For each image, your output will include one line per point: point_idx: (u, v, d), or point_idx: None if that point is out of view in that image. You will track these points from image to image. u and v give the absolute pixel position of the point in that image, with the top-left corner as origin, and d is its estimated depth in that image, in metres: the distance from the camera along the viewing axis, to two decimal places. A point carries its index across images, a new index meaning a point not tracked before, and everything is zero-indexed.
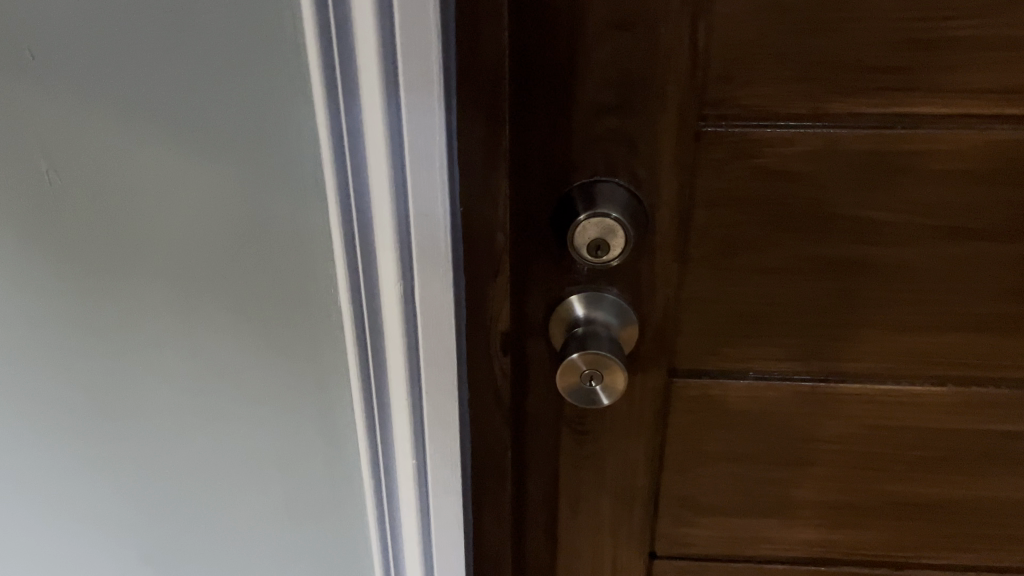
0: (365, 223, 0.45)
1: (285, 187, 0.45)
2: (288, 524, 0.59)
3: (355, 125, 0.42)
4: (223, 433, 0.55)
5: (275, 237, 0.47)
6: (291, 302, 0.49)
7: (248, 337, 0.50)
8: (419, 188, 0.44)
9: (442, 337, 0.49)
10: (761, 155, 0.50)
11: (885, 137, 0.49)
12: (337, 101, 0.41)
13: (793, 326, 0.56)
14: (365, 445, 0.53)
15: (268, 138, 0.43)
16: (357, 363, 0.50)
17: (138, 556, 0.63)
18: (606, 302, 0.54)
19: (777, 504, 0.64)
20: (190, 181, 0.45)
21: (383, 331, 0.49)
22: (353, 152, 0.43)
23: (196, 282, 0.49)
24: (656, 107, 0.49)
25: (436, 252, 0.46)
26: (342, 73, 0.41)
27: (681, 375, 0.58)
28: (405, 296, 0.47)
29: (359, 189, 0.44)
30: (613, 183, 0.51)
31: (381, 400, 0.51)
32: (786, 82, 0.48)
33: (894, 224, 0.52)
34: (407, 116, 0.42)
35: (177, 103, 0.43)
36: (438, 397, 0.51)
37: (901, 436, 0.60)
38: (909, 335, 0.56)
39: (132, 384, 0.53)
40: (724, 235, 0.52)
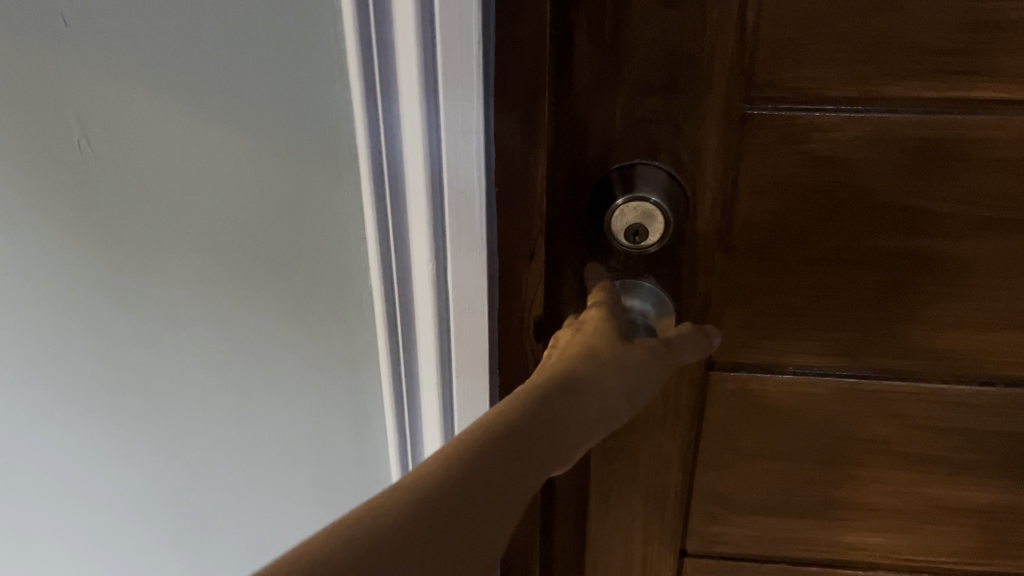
0: (398, 206, 0.44)
1: (320, 161, 0.44)
2: (318, 507, 0.59)
3: (391, 98, 0.41)
4: (254, 415, 0.55)
5: (306, 214, 0.46)
6: (323, 280, 0.48)
7: (280, 315, 0.50)
8: (454, 173, 0.42)
9: (474, 325, 0.48)
10: (811, 140, 0.48)
11: (944, 123, 0.47)
12: (372, 82, 0.41)
13: (838, 320, 0.53)
14: (393, 428, 0.53)
15: (303, 114, 0.43)
16: (387, 348, 0.49)
17: (169, 537, 0.63)
18: (643, 289, 0.52)
19: (817, 504, 0.62)
20: (223, 154, 0.45)
21: (414, 312, 0.48)
22: (387, 133, 0.42)
23: (227, 258, 0.48)
24: (702, 87, 0.47)
25: (470, 238, 0.45)
26: (377, 53, 0.40)
27: (718, 368, 0.57)
28: (437, 281, 0.46)
29: (393, 169, 0.43)
30: (653, 166, 0.49)
31: (410, 385, 0.51)
32: (839, 65, 0.45)
33: (947, 216, 0.49)
34: (443, 98, 0.41)
35: (212, 72, 0.42)
36: (468, 385, 0.50)
37: (946, 436, 0.58)
38: (961, 333, 0.53)
39: (164, 362, 0.53)
40: (769, 223, 0.51)
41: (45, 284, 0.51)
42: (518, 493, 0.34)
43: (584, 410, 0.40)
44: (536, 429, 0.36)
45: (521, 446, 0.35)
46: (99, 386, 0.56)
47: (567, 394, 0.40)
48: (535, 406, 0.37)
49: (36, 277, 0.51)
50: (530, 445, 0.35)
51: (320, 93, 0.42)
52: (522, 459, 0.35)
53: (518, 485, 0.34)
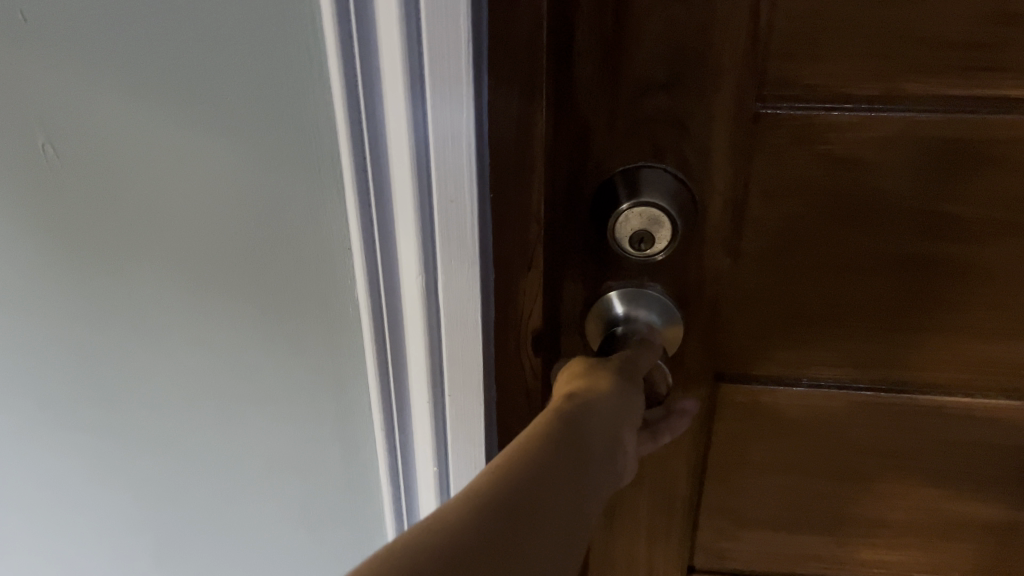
0: (384, 213, 0.41)
1: (300, 166, 0.41)
2: (307, 524, 0.56)
3: (374, 99, 0.38)
4: (238, 428, 0.52)
5: (288, 222, 0.43)
6: (308, 290, 0.46)
7: (262, 326, 0.48)
8: (443, 179, 0.40)
9: (467, 339, 0.45)
10: (827, 141, 0.45)
11: (971, 123, 0.44)
12: (354, 82, 0.38)
13: (854, 330, 0.51)
14: (383, 444, 0.50)
15: (283, 117, 0.40)
16: (375, 362, 0.47)
17: (153, 554, 0.61)
18: (649, 299, 0.50)
19: (830, 520, 0.59)
20: (197, 158, 0.42)
21: (403, 324, 0.45)
22: (371, 139, 0.39)
23: (206, 268, 0.46)
24: (711, 85, 0.44)
25: (461, 249, 0.42)
26: (359, 55, 0.37)
27: (728, 379, 0.54)
28: (427, 293, 0.43)
29: (377, 175, 0.40)
30: (659, 168, 0.46)
31: (400, 400, 0.48)
32: (857, 60, 0.43)
33: (971, 221, 0.46)
34: (431, 101, 0.38)
35: (183, 73, 0.39)
36: (462, 402, 0.47)
37: (965, 451, 0.55)
38: (987, 343, 0.51)
39: (144, 374, 0.51)
40: (782, 229, 0.48)
41: (20, 294, 0.49)
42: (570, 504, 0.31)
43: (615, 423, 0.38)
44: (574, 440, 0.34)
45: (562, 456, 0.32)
46: (78, 399, 0.53)
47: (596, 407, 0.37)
48: (562, 427, 0.34)
49: (7, 286, 0.49)
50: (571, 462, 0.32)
51: (303, 94, 0.39)
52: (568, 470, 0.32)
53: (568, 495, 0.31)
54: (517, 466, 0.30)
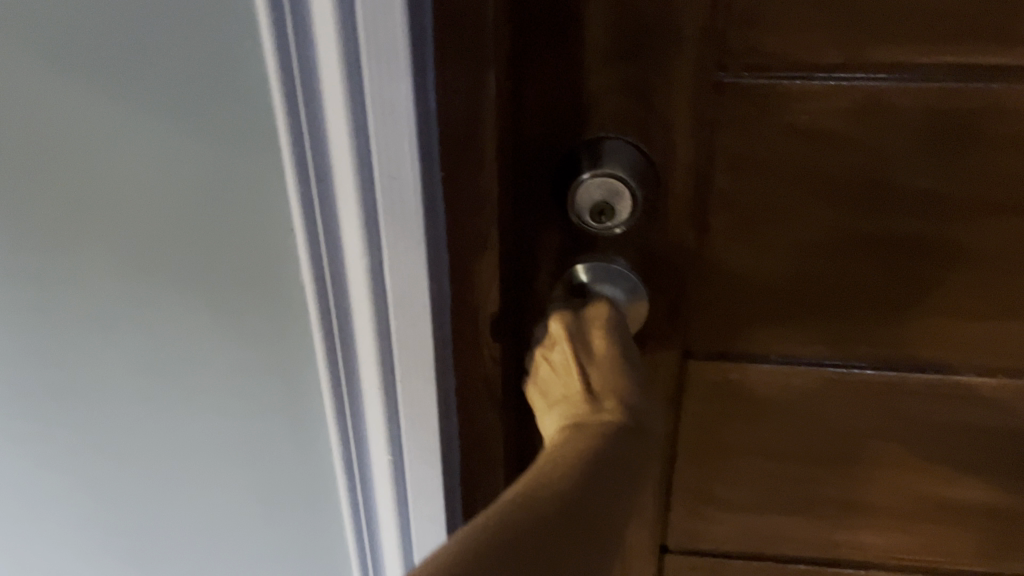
0: (324, 189, 0.40)
1: (239, 141, 0.40)
2: (271, 502, 0.56)
3: (309, 71, 0.37)
4: (196, 408, 0.51)
5: (230, 199, 0.42)
6: (254, 268, 0.45)
7: (212, 305, 0.47)
8: (383, 155, 0.39)
9: (417, 319, 0.44)
10: (792, 112, 0.43)
11: (939, 92, 0.42)
12: (287, 51, 0.37)
13: (827, 308, 0.49)
14: (335, 426, 0.49)
15: (218, 86, 0.39)
16: (323, 342, 0.46)
17: (117, 539, 0.60)
18: (613, 274, 0.48)
19: (806, 502, 0.58)
20: (133, 135, 0.41)
21: (350, 304, 0.44)
22: (307, 112, 0.38)
23: (149, 249, 0.45)
24: (671, 54, 0.42)
25: (406, 226, 0.41)
26: (291, 23, 0.36)
27: (697, 357, 0.53)
28: (372, 274, 0.42)
29: (316, 150, 0.39)
30: (622, 140, 0.45)
31: (351, 381, 0.47)
32: (821, 26, 0.41)
33: (945, 194, 0.45)
34: (367, 68, 0.37)
35: (115, 46, 0.38)
36: (413, 384, 0.46)
37: (942, 433, 0.53)
38: (962, 321, 0.49)
39: (94, 357, 0.50)
40: (751, 202, 0.46)
41: None
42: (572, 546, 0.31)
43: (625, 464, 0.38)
44: (584, 500, 0.34)
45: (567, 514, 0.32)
46: (29, 384, 0.52)
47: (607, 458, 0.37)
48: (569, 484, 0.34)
49: None
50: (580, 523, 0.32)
51: (239, 60, 0.38)
52: (574, 524, 0.32)
53: (573, 545, 0.31)
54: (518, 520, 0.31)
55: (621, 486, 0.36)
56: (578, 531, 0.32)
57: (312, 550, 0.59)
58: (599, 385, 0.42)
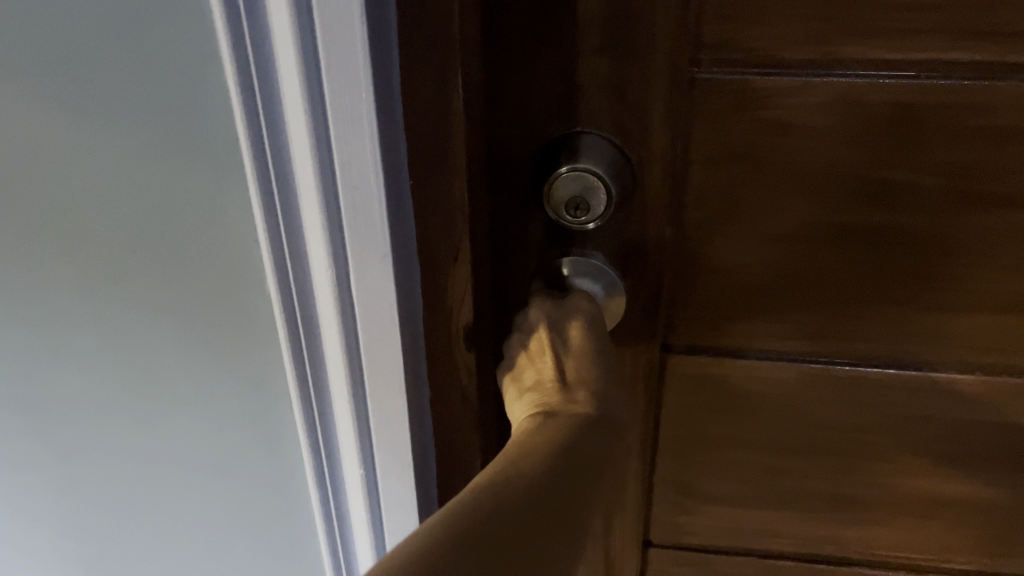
0: (286, 198, 0.40)
1: (202, 148, 0.40)
2: (251, 501, 0.56)
3: (269, 80, 0.37)
4: (173, 407, 0.52)
5: (194, 204, 0.42)
6: (221, 272, 0.45)
7: (183, 307, 0.47)
8: (346, 166, 0.39)
9: (383, 322, 0.44)
10: (766, 107, 0.44)
11: (911, 87, 0.42)
12: (246, 59, 0.37)
13: (804, 301, 0.50)
14: (304, 426, 0.49)
15: (178, 92, 0.39)
16: (290, 345, 0.46)
17: (102, 536, 0.61)
18: (593, 269, 0.49)
19: (787, 496, 0.58)
20: (98, 141, 0.41)
21: (316, 309, 0.44)
22: (268, 120, 0.38)
23: (118, 252, 0.45)
24: (646, 51, 0.43)
25: (370, 235, 0.41)
26: (249, 33, 0.36)
27: (677, 350, 0.53)
28: (338, 281, 0.42)
29: (278, 158, 0.39)
30: (598, 136, 0.45)
31: (317, 380, 0.47)
32: (795, 21, 0.42)
33: (919, 189, 0.45)
34: (327, 80, 0.37)
35: (74, 54, 0.38)
36: (382, 387, 0.46)
37: (921, 429, 0.53)
38: (939, 317, 0.49)
39: (71, 357, 0.50)
40: (727, 196, 0.47)
41: None
42: (547, 532, 0.31)
43: (596, 449, 0.38)
44: (556, 486, 0.34)
45: (539, 502, 0.32)
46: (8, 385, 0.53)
47: (578, 445, 0.37)
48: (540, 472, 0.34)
49: None
50: (554, 511, 0.32)
51: (204, 62, 0.38)
52: (547, 510, 0.32)
53: (548, 531, 0.31)
54: (493, 506, 0.31)
55: (593, 473, 0.36)
56: (551, 518, 0.32)
57: (292, 549, 0.59)
58: (572, 376, 0.42)
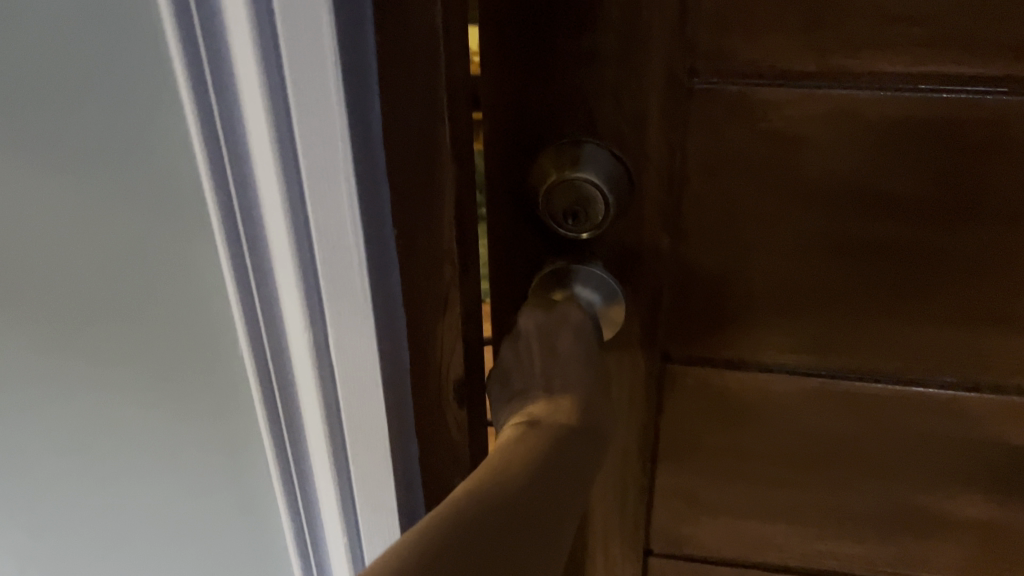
0: (256, 243, 0.40)
1: (168, 189, 0.40)
2: (234, 518, 0.56)
3: (235, 137, 0.37)
4: (147, 432, 0.51)
5: (162, 234, 0.42)
6: (187, 302, 0.44)
7: (151, 331, 0.46)
8: (320, 215, 0.39)
9: (360, 356, 0.44)
10: (765, 118, 0.44)
11: (911, 101, 0.42)
12: (210, 118, 0.37)
13: (805, 313, 0.49)
14: (275, 451, 0.49)
15: (143, 124, 0.38)
16: (260, 380, 0.46)
17: (79, 561, 0.60)
18: (593, 278, 0.49)
19: (788, 508, 0.58)
20: (59, 169, 0.40)
21: (288, 348, 0.44)
22: (235, 175, 0.38)
23: (83, 280, 0.44)
24: (642, 60, 0.43)
25: (345, 278, 0.41)
26: (213, 92, 0.36)
27: (677, 359, 0.53)
28: (312, 321, 0.43)
29: (245, 208, 0.39)
30: (596, 144, 0.45)
31: (290, 406, 0.47)
32: (792, 35, 0.41)
33: (920, 202, 0.44)
34: (299, 135, 0.37)
35: (32, 80, 0.38)
36: (359, 413, 0.46)
37: (924, 445, 0.53)
38: (940, 333, 0.48)
39: (39, 384, 0.49)
40: (725, 207, 0.47)
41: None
42: (533, 538, 0.32)
43: (576, 460, 0.38)
44: (539, 492, 0.34)
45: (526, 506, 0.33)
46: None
47: (558, 454, 0.38)
48: (524, 477, 0.34)
49: None
50: (539, 517, 0.33)
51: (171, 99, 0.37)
52: (532, 515, 0.33)
53: (535, 537, 0.32)
54: (485, 510, 0.31)
55: (574, 483, 0.37)
56: (536, 523, 0.33)
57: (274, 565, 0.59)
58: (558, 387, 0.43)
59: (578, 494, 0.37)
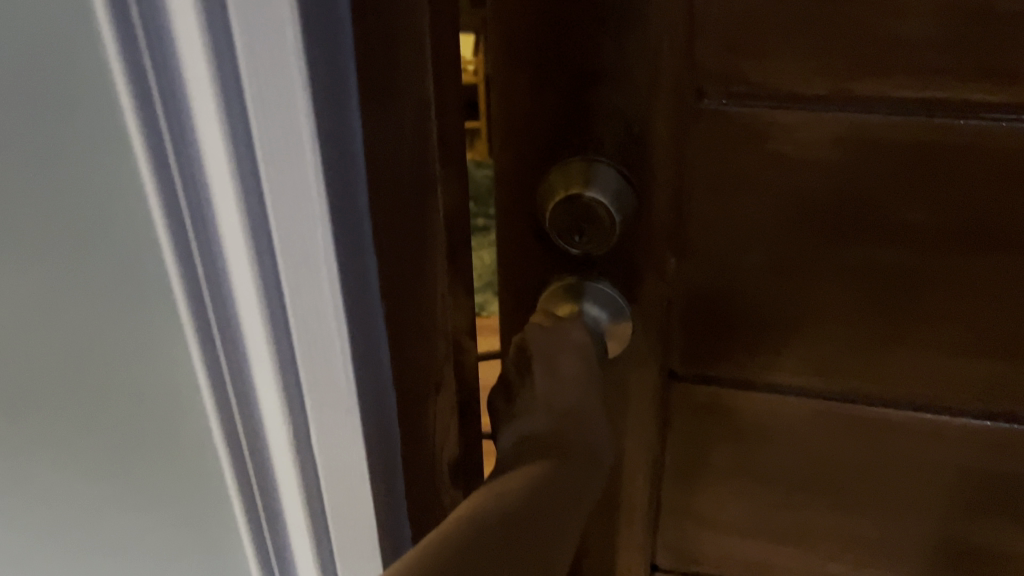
0: (216, 274, 0.39)
1: (117, 221, 0.38)
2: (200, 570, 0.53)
3: (192, 162, 0.36)
4: (105, 481, 0.48)
5: (111, 268, 0.39)
6: (140, 340, 0.42)
7: (103, 374, 0.43)
8: (287, 240, 0.38)
9: (332, 386, 0.42)
10: (772, 139, 0.44)
11: (921, 126, 0.42)
12: (161, 144, 0.35)
13: (810, 335, 0.49)
14: (240, 494, 0.47)
15: (90, 152, 0.36)
16: (220, 421, 0.43)
17: None
18: (599, 295, 0.48)
19: (793, 530, 0.58)
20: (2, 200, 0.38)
21: (253, 382, 0.42)
22: (191, 203, 0.36)
23: (32, 322, 0.41)
24: (651, 82, 0.43)
25: (315, 304, 0.40)
26: (166, 117, 0.34)
27: (683, 377, 0.53)
28: (279, 350, 0.41)
29: (205, 237, 0.38)
30: (604, 163, 0.45)
31: (257, 445, 0.45)
32: (802, 59, 0.41)
33: (928, 228, 0.44)
34: (263, 159, 0.36)
35: None
36: (334, 445, 0.44)
37: (931, 473, 0.52)
38: (949, 361, 0.48)
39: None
40: (731, 226, 0.47)
41: None
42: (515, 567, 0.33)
43: (563, 492, 0.40)
44: (524, 521, 0.36)
45: (510, 536, 0.34)
46: None
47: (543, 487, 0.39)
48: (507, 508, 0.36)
49: None
50: (522, 546, 0.35)
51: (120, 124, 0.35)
52: (516, 544, 0.34)
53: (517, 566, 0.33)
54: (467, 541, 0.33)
55: (560, 516, 0.38)
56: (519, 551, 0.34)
57: None
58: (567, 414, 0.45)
59: (567, 524, 0.39)
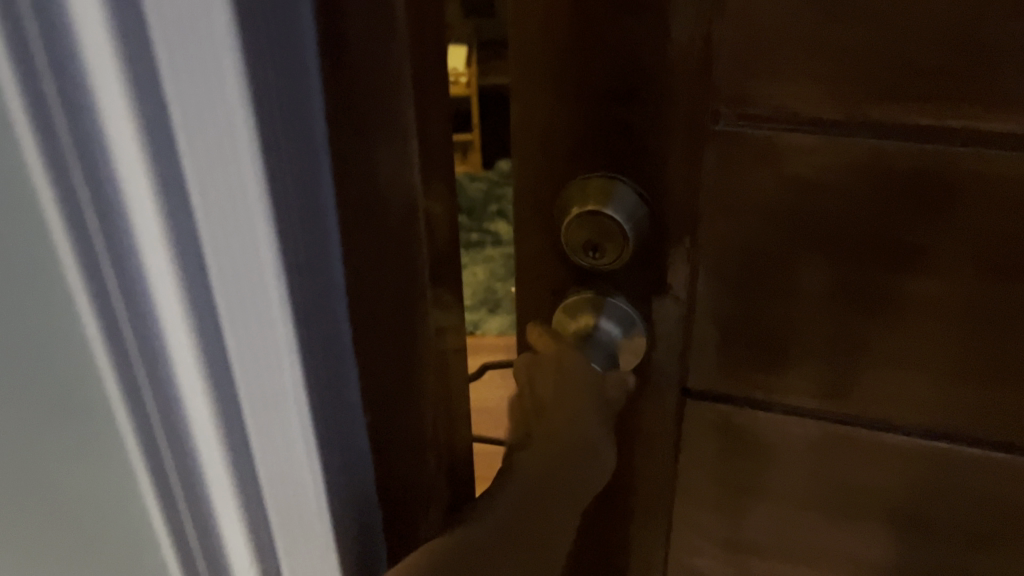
0: (147, 312, 0.37)
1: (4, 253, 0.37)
2: None
3: (110, 195, 0.34)
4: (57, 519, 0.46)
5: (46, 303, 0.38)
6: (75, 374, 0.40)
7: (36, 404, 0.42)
8: (231, 271, 0.36)
9: (282, 414, 0.41)
10: (787, 162, 0.44)
11: (938, 154, 0.41)
12: (57, 167, 0.33)
13: (823, 358, 0.49)
14: (190, 526, 0.45)
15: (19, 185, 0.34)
16: (151, 455, 0.42)
17: None
18: (613, 311, 0.49)
19: (808, 551, 0.57)
20: None
21: (180, 421, 0.41)
22: (107, 238, 0.35)
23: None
24: (667, 102, 0.43)
25: (268, 336, 0.38)
26: (67, 144, 0.32)
27: (697, 396, 0.53)
28: (213, 385, 0.39)
29: (127, 274, 0.36)
30: (621, 181, 0.46)
31: (190, 480, 0.43)
32: (818, 84, 0.41)
33: (943, 254, 0.44)
34: (193, 190, 0.34)
35: None
36: (275, 473, 0.43)
37: (948, 502, 0.51)
38: (966, 391, 0.47)
39: None
40: (745, 248, 0.47)
41: None
42: None
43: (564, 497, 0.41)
44: None
45: None
46: None
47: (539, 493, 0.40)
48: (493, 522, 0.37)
49: None
50: None
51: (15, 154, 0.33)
52: None
53: None
54: None
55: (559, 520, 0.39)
56: None
57: None
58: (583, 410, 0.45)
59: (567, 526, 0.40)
